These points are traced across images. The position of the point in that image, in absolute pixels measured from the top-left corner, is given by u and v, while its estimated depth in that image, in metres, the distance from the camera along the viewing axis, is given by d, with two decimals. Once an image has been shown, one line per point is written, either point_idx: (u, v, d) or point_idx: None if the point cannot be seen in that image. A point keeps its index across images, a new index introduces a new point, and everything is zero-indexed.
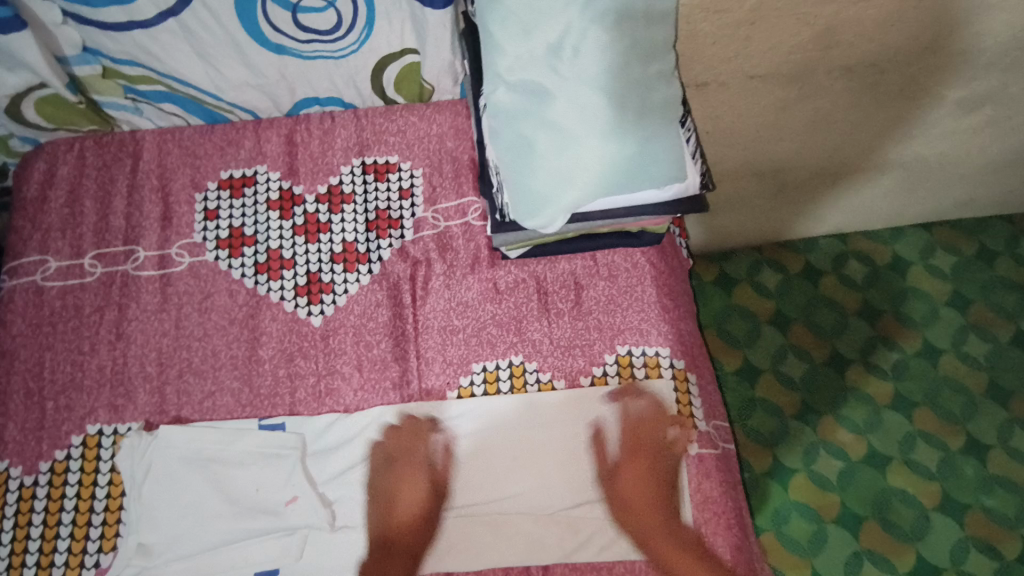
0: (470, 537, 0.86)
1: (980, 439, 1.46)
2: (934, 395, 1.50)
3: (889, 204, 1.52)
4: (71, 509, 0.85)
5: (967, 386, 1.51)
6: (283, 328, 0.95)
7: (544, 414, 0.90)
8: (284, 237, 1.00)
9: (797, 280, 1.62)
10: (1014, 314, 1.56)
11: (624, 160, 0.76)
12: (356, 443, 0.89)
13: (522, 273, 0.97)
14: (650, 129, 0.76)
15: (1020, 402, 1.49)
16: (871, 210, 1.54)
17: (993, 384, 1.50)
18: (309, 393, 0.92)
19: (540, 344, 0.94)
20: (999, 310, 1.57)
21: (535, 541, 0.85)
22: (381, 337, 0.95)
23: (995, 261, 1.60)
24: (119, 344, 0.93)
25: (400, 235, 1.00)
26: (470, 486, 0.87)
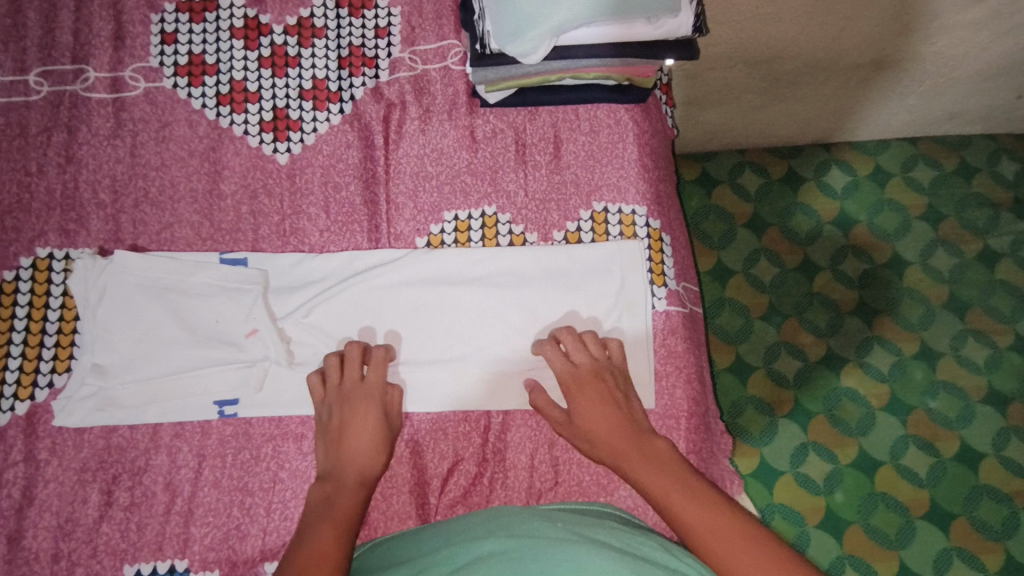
0: (433, 383, 0.86)
1: (932, 346, 1.51)
2: (896, 306, 1.53)
3: (881, 108, 1.47)
4: (22, 331, 0.82)
5: (928, 296, 1.54)
6: (247, 163, 0.91)
7: (516, 267, 0.89)
8: (249, 69, 0.93)
9: (777, 185, 1.60)
10: (984, 230, 1.57)
11: None
12: (323, 287, 0.87)
13: (501, 122, 0.93)
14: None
15: (976, 313, 1.53)
16: (862, 116, 1.50)
17: (953, 296, 1.54)
18: (273, 231, 0.89)
19: (515, 196, 0.91)
20: (970, 226, 1.57)
21: (496, 387, 0.86)
22: (350, 180, 0.91)
23: (973, 177, 1.59)
24: (70, 168, 0.88)
25: (374, 75, 0.94)
26: (434, 335, 0.87)
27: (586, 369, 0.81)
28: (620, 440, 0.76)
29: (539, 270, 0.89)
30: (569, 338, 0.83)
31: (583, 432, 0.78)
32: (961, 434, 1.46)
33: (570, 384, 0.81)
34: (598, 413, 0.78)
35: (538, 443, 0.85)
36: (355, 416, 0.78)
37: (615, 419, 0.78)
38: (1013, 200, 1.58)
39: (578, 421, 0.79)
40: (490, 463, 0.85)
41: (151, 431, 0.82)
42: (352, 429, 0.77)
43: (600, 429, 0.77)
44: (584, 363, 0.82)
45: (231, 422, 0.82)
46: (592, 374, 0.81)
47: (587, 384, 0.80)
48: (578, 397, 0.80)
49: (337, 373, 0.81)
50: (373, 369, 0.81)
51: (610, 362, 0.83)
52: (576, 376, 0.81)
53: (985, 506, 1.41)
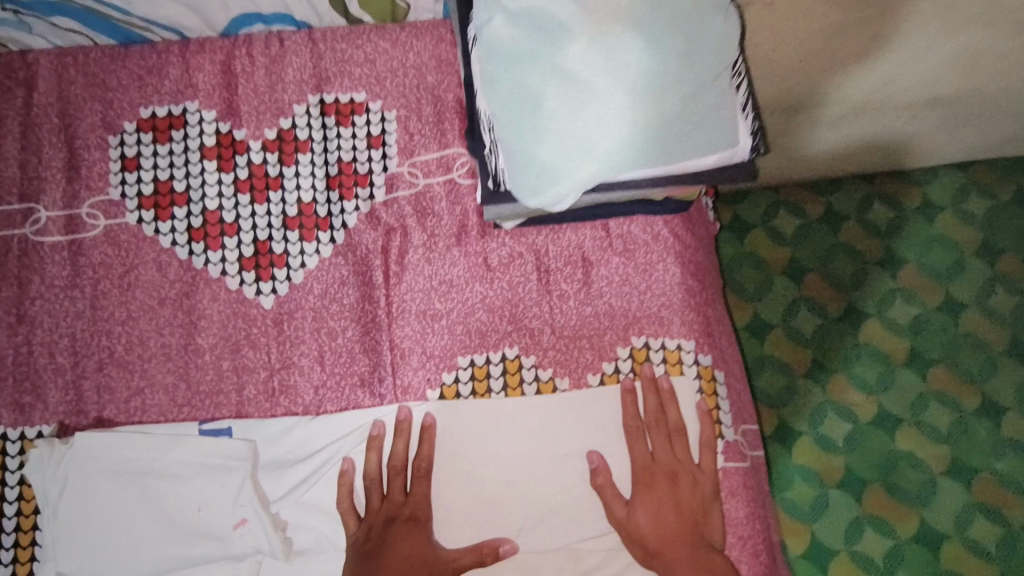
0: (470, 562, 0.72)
1: (996, 401, 1.25)
2: (953, 356, 1.27)
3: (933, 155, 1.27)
4: None
5: (987, 343, 1.28)
6: (226, 310, 0.78)
7: (553, 424, 0.75)
8: (224, 195, 0.81)
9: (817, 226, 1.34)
10: None
11: (660, 124, 0.56)
12: (323, 459, 0.75)
13: (518, 244, 0.80)
14: (695, 86, 0.57)
15: None
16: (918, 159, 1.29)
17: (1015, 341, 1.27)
18: (260, 391, 0.77)
19: (539, 334, 0.78)
20: None
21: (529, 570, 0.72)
22: (348, 324, 0.78)
23: None
24: (22, 328, 0.77)
25: (369, 195, 0.81)
26: (460, 508, 0.73)
27: (665, 465, 0.73)
28: (688, 552, 0.69)
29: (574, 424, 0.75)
30: (657, 430, 0.74)
31: (640, 532, 0.71)
32: None
33: (641, 474, 0.73)
34: (664, 516, 0.71)
35: None
36: (399, 540, 0.70)
37: (682, 528, 0.71)
38: None
39: (639, 519, 0.71)
40: None
41: None
42: (394, 554, 0.69)
43: (665, 536, 0.70)
44: (663, 458, 0.73)
45: None
46: (669, 473, 0.73)
47: (661, 484, 0.72)
48: (645, 492, 0.72)
49: (378, 487, 0.73)
50: (418, 483, 0.72)
51: (697, 467, 0.74)
52: (647, 468, 0.73)
53: None
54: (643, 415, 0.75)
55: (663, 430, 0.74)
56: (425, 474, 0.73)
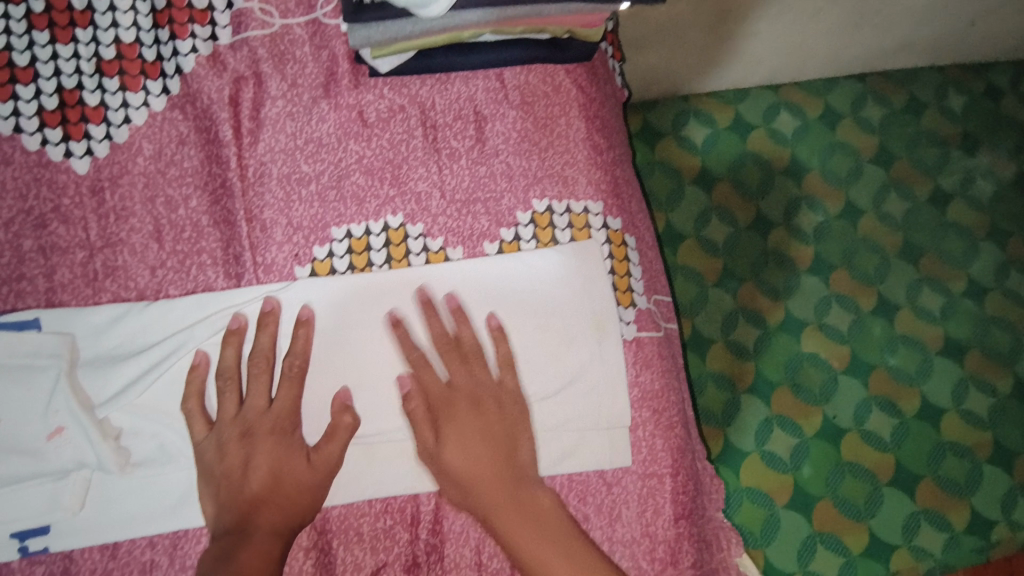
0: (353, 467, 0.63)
1: (888, 299, 1.15)
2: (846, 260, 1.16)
3: (850, 66, 1.19)
4: None
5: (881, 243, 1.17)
6: (24, 176, 0.62)
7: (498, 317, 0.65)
8: (11, 31, 0.62)
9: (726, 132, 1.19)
10: (936, 168, 1.20)
11: None
12: (166, 354, 0.60)
13: (398, 97, 0.68)
14: None
15: (977, 268, 1.17)
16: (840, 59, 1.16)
17: (904, 242, 1.17)
18: (78, 275, 0.62)
19: (428, 198, 0.67)
20: (921, 164, 1.20)
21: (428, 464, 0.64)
22: (191, 191, 0.64)
23: (922, 114, 1.21)
24: None
25: (210, 36, 0.66)
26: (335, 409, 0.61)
27: (441, 392, 0.62)
28: (496, 485, 0.60)
29: (451, 318, 0.64)
30: (444, 352, 0.63)
31: (451, 471, 0.61)
32: (923, 391, 1.12)
33: (434, 408, 0.62)
34: (472, 449, 0.61)
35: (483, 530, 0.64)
36: (267, 449, 0.59)
37: (491, 456, 0.61)
38: (963, 135, 1.21)
39: (448, 457, 0.61)
40: (424, 567, 0.63)
41: None
42: (262, 471, 0.58)
43: (478, 470, 0.60)
44: (460, 383, 0.62)
45: (45, 560, 0.58)
46: (466, 395, 0.62)
47: (461, 412, 0.62)
48: (449, 427, 0.61)
49: (236, 394, 0.60)
50: (283, 391, 0.60)
51: (524, 395, 0.64)
52: (446, 396, 0.62)
53: (950, 463, 1.09)
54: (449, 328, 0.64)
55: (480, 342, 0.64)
56: (298, 378, 0.61)
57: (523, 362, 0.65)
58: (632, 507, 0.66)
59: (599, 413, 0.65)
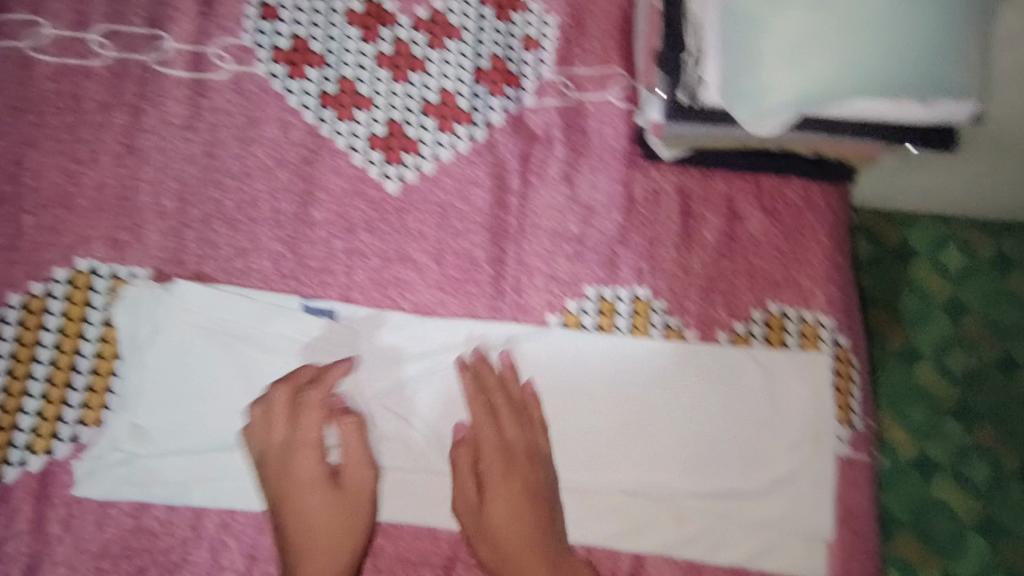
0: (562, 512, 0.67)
1: None
2: None
3: None
4: (46, 364, 0.66)
5: None
6: (347, 186, 0.72)
7: (718, 402, 0.69)
8: (363, 66, 0.75)
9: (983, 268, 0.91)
10: None
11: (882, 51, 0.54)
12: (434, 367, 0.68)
13: (666, 181, 0.75)
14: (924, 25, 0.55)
15: None
16: None
17: None
18: (370, 279, 0.71)
19: (675, 280, 0.73)
20: None
21: (639, 523, 0.67)
22: (475, 228, 0.73)
23: None
24: (129, 160, 0.70)
25: (518, 98, 0.75)
26: (563, 454, 0.67)
27: (488, 443, 0.64)
28: (540, 550, 0.59)
29: (678, 386, 0.69)
30: (706, 419, 0.68)
31: (499, 540, 0.60)
32: None
33: (496, 460, 0.63)
34: (520, 514, 0.61)
35: None
36: (351, 477, 0.62)
37: (531, 520, 0.61)
38: None
39: (491, 513, 0.61)
40: None
41: (192, 517, 0.65)
42: (351, 499, 0.62)
43: (515, 532, 0.60)
44: (520, 444, 0.64)
45: None
46: (526, 456, 0.64)
47: (520, 469, 0.63)
48: (494, 484, 0.62)
49: (486, 421, 0.65)
50: (513, 420, 0.65)
51: (558, 458, 0.65)
52: (473, 449, 0.64)
53: None
54: (713, 402, 0.69)
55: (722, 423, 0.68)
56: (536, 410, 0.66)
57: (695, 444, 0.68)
58: None
59: (801, 518, 0.67)
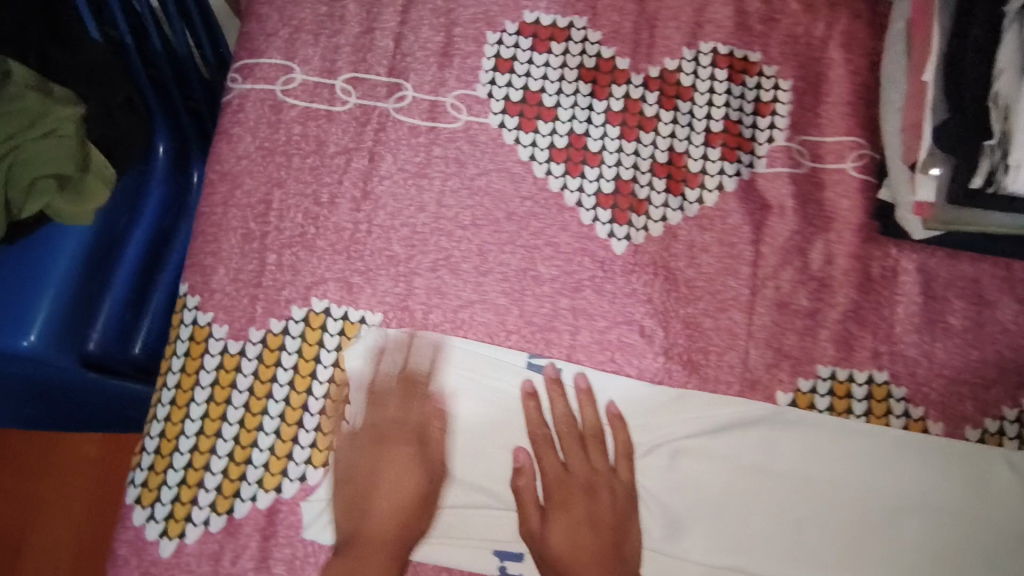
0: None
1: None
2: None
3: None
4: (280, 402, 0.67)
5: None
6: (574, 244, 0.72)
7: (968, 507, 0.65)
8: (593, 121, 0.74)
9: None
10: None
11: None
12: (667, 438, 0.67)
13: (907, 259, 0.71)
14: None
15: None
16: None
17: None
18: (593, 339, 0.70)
19: (915, 365, 0.69)
20: None
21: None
22: (702, 295, 0.71)
23: None
24: (365, 205, 0.71)
25: (750, 163, 0.73)
26: (799, 545, 0.65)
27: (581, 476, 0.66)
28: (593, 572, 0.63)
29: (922, 485, 0.66)
30: (954, 523, 0.65)
31: (554, 556, 0.63)
32: None
33: (555, 492, 0.66)
34: (576, 533, 0.64)
35: None
36: (389, 462, 0.66)
37: (593, 539, 0.64)
38: None
39: (551, 537, 0.64)
40: None
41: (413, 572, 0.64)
42: (382, 487, 0.65)
43: (584, 560, 0.63)
44: (577, 470, 0.66)
45: None
46: (586, 487, 0.66)
47: (577, 503, 0.65)
48: (560, 511, 0.65)
49: (716, 497, 0.66)
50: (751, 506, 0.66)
51: (611, 472, 0.66)
52: (563, 483, 0.66)
53: None
54: (960, 505, 0.65)
55: (974, 528, 0.65)
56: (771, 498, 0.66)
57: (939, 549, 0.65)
58: None
59: None
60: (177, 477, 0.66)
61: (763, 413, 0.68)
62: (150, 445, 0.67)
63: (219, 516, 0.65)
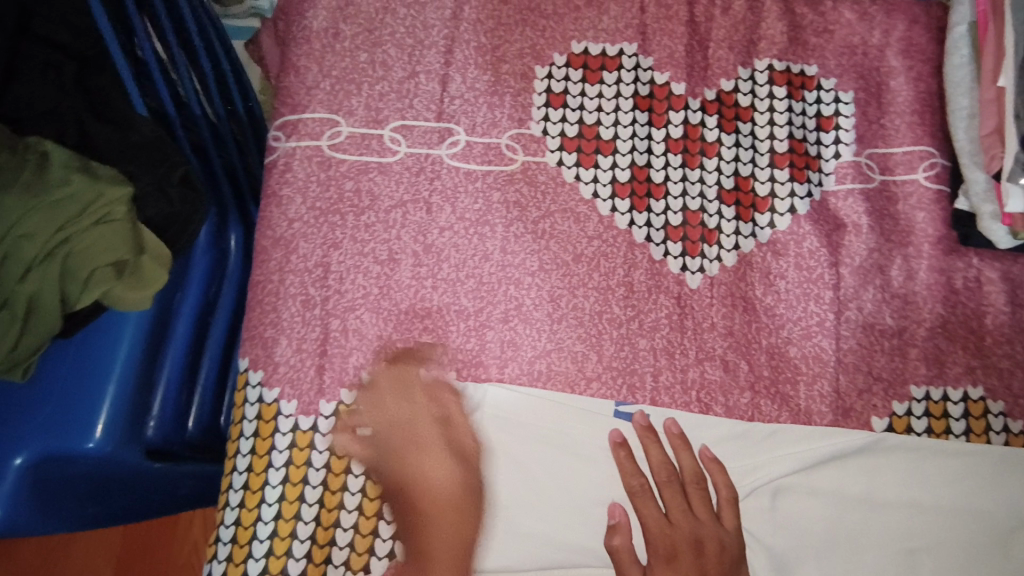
0: None
1: None
2: None
3: None
4: (361, 475, 0.64)
5: None
6: (648, 280, 0.69)
7: None
8: (653, 151, 0.72)
9: None
10: None
11: None
12: (769, 477, 0.64)
13: (990, 268, 0.69)
14: None
15: None
16: None
17: None
18: (678, 380, 0.67)
19: (1010, 378, 0.67)
20: None
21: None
22: (784, 322, 0.68)
23: None
24: (427, 259, 0.68)
25: (819, 182, 0.72)
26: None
27: (686, 528, 0.59)
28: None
29: None
30: None
31: None
32: None
33: (657, 550, 0.58)
34: None
35: None
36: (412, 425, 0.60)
37: None
38: None
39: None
40: None
41: None
42: (412, 450, 0.59)
43: None
44: (681, 522, 0.60)
45: None
46: (691, 539, 0.58)
47: (685, 556, 0.57)
48: (660, 562, 0.57)
49: (827, 537, 0.62)
50: (860, 543, 0.62)
51: (719, 524, 0.60)
52: (666, 535, 0.59)
53: None
54: None
55: None
56: (880, 531, 0.63)
57: None
58: None
59: None
60: (258, 567, 0.62)
61: (865, 443, 0.65)
62: (224, 535, 0.63)
63: None
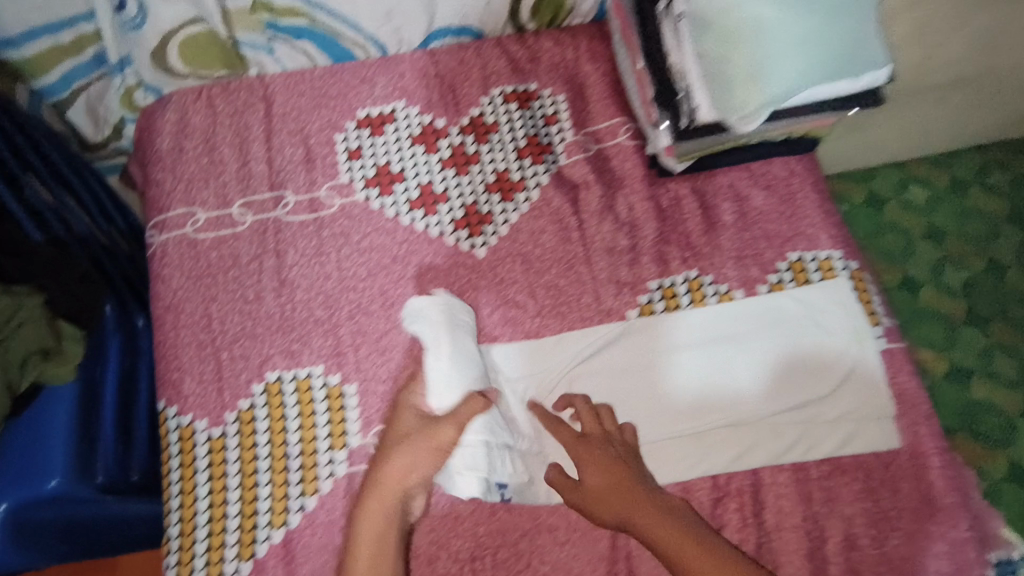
0: (682, 453, 0.84)
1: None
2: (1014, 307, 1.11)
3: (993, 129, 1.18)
4: (267, 457, 0.84)
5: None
6: (446, 261, 0.94)
7: (777, 338, 0.88)
8: (433, 171, 0.98)
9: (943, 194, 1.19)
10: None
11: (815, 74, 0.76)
12: (558, 373, 0.88)
13: (682, 187, 0.97)
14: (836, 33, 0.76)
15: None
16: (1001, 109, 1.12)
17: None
18: (486, 324, 0.91)
19: (712, 257, 0.93)
20: None
21: (748, 445, 0.84)
22: (550, 263, 0.94)
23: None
24: (284, 291, 0.91)
25: (555, 160, 0.99)
26: (671, 411, 0.86)
27: (595, 432, 0.82)
28: (627, 496, 0.73)
29: (742, 335, 0.88)
30: (774, 352, 0.87)
31: (588, 492, 0.76)
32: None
33: (571, 440, 0.81)
34: (605, 467, 0.77)
35: (796, 501, 0.82)
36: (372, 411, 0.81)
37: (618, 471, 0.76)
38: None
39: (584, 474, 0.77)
40: (753, 528, 0.81)
41: None
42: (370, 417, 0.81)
43: (606, 483, 0.76)
44: (592, 429, 0.82)
45: (483, 521, 0.83)
46: (603, 438, 0.81)
47: (595, 445, 0.80)
48: (581, 454, 0.79)
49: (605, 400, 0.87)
50: (627, 398, 0.86)
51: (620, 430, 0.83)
52: (580, 436, 0.81)
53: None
54: (775, 337, 0.88)
55: (787, 351, 0.87)
56: (641, 386, 0.87)
57: (769, 374, 0.86)
58: (909, 482, 0.82)
59: (872, 407, 0.84)
60: (203, 545, 0.81)
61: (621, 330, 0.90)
62: (174, 532, 0.82)
63: (245, 560, 0.81)
